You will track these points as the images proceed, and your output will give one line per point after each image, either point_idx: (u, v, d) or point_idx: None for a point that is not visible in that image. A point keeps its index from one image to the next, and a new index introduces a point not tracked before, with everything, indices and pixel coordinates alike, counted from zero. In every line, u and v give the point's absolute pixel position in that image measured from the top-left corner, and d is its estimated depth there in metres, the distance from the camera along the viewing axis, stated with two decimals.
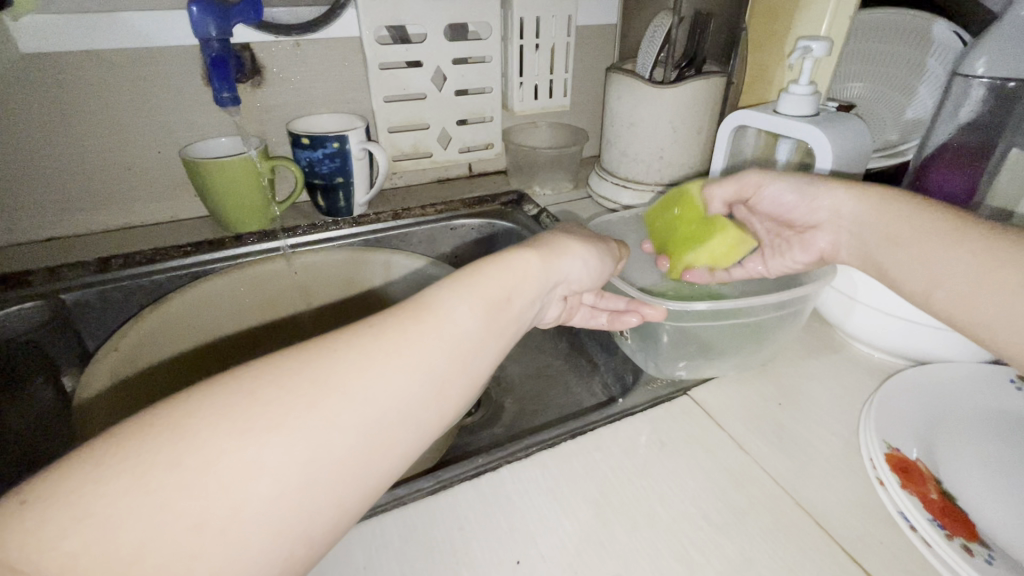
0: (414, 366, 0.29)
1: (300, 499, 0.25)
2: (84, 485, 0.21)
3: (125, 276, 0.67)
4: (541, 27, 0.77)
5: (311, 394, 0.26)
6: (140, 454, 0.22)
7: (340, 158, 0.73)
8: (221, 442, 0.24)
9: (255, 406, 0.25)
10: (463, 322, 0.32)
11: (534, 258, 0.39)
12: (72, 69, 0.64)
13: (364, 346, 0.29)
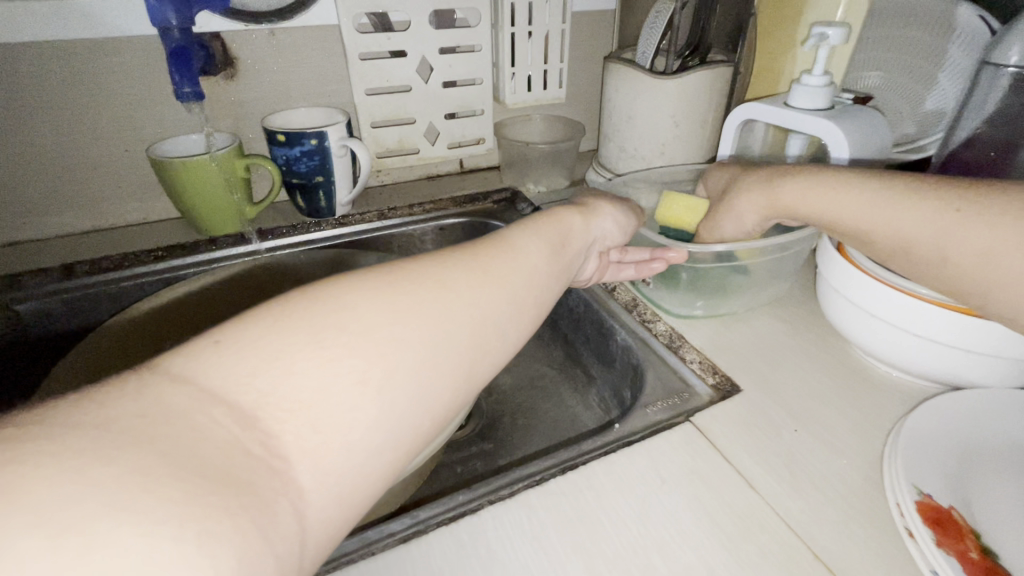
0: (509, 271, 0.32)
1: (431, 376, 0.26)
2: (262, 333, 0.23)
3: (89, 283, 0.62)
4: (535, 13, 0.72)
5: (429, 287, 0.28)
6: (293, 321, 0.24)
7: (319, 155, 0.69)
8: (370, 313, 0.25)
9: (393, 289, 0.27)
10: (539, 245, 0.35)
11: (577, 213, 0.42)
12: (25, 61, 0.59)
13: (465, 254, 0.31)
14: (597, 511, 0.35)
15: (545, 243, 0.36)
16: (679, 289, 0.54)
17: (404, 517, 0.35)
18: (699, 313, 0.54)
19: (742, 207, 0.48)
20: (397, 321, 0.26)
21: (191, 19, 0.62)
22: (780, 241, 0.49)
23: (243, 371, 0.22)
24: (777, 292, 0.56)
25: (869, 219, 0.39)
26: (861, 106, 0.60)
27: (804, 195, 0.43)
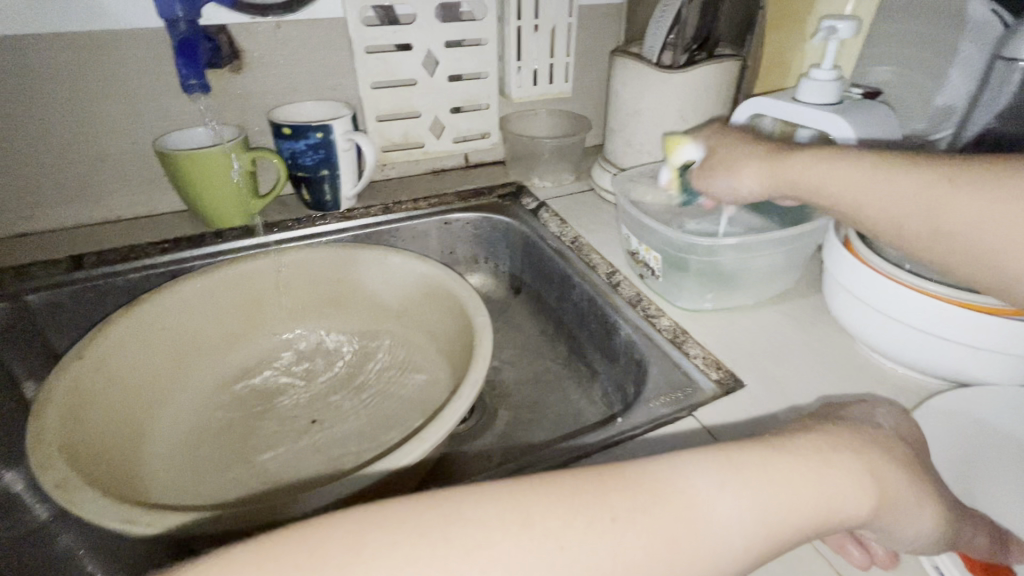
0: (766, 530, 0.25)
1: None
2: (478, 520, 0.23)
3: (97, 274, 0.63)
4: (540, 7, 0.72)
5: (675, 522, 0.24)
6: (535, 527, 0.23)
7: (325, 149, 0.69)
8: (586, 539, 0.23)
9: (620, 506, 0.24)
10: (849, 498, 0.27)
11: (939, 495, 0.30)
12: (32, 53, 0.60)
13: (749, 485, 0.26)
14: None
15: (872, 499, 0.28)
16: (687, 282, 0.54)
17: None
18: (709, 304, 0.54)
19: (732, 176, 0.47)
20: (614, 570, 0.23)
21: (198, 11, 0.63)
22: (786, 233, 0.50)
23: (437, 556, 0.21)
24: (782, 288, 0.56)
25: (845, 195, 0.38)
26: (870, 100, 0.59)
27: (792, 171, 0.42)
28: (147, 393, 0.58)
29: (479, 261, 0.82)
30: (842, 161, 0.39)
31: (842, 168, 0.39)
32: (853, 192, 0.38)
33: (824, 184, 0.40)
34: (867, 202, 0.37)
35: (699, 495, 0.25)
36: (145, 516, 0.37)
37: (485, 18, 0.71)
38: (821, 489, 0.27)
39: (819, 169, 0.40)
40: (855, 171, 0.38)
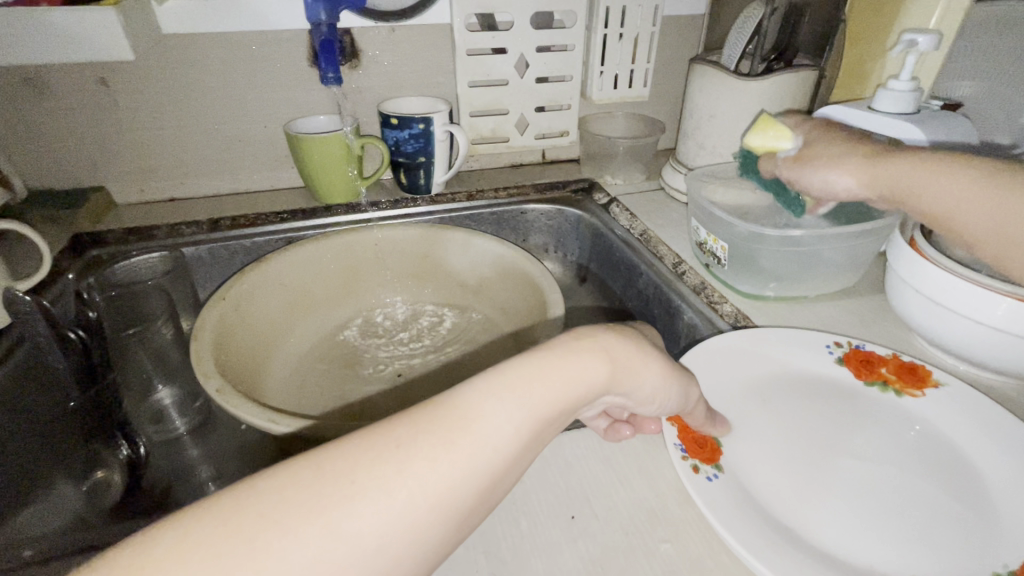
0: (551, 413, 0.29)
1: (488, 473, 0.26)
2: (353, 458, 0.24)
3: (229, 236, 0.74)
4: (626, 17, 0.78)
5: (521, 389, 0.28)
6: (359, 454, 0.25)
7: (424, 138, 0.78)
8: (449, 427, 0.26)
9: (467, 403, 0.27)
10: (602, 372, 0.31)
11: (660, 355, 0.35)
12: (198, 49, 0.72)
13: (505, 386, 0.28)
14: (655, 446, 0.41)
15: (611, 365, 0.32)
16: (752, 273, 0.58)
17: None
18: (770, 293, 0.58)
19: (835, 165, 0.47)
20: (436, 475, 0.25)
21: (337, 14, 0.72)
22: (854, 229, 0.53)
23: (295, 523, 0.22)
24: (842, 286, 0.59)
25: (939, 206, 0.40)
26: (949, 112, 0.61)
27: (893, 175, 0.43)
28: (266, 339, 0.68)
29: (549, 250, 0.88)
30: (943, 173, 0.40)
31: (942, 181, 0.40)
32: (949, 205, 0.40)
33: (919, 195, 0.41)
34: (963, 215, 0.39)
35: (468, 404, 0.27)
36: (287, 420, 0.47)
37: (574, 26, 0.78)
38: (640, 368, 0.33)
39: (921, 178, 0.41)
40: (954, 187, 0.39)
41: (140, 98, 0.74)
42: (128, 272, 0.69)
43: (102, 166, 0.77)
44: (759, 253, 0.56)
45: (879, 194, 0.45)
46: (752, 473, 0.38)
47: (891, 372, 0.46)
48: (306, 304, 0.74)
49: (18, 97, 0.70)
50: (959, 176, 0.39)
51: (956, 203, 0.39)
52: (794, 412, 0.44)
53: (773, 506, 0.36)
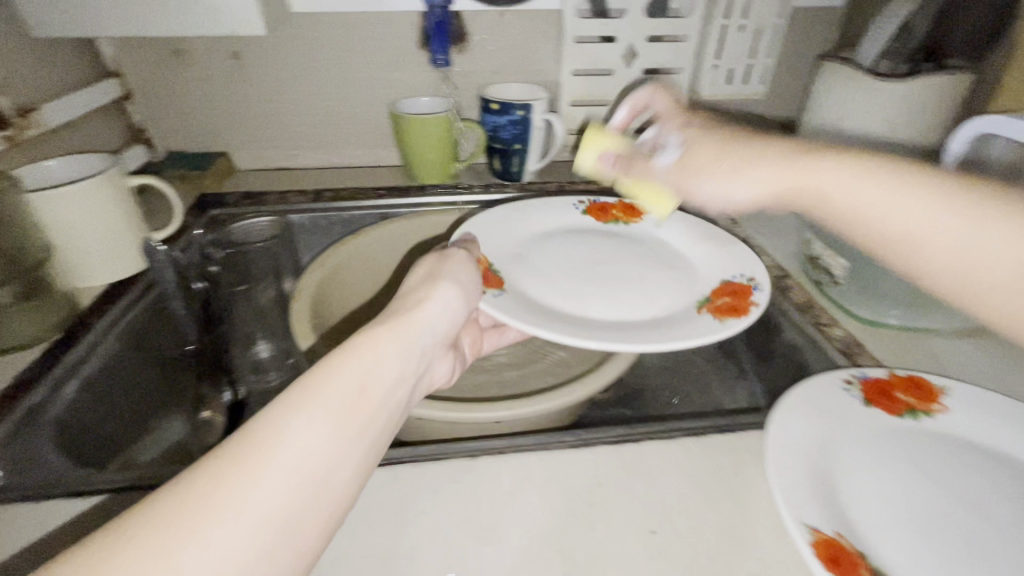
0: (354, 398, 0.29)
1: (305, 499, 0.26)
2: (172, 509, 0.23)
3: (330, 206, 0.78)
4: (750, 7, 0.72)
5: (309, 393, 0.28)
6: (183, 510, 0.23)
7: (522, 125, 0.77)
8: (273, 466, 0.25)
9: (259, 430, 0.27)
10: (388, 351, 0.33)
11: (399, 332, 0.35)
12: (319, 27, 0.76)
13: (313, 396, 0.28)
14: (747, 470, 0.39)
15: (392, 351, 0.33)
16: (874, 294, 0.53)
17: (570, 430, 0.41)
18: (891, 321, 0.52)
19: (736, 174, 0.41)
20: (268, 488, 0.25)
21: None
22: None
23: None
24: (981, 321, 0.52)
25: (846, 209, 0.34)
26: None
27: (787, 167, 0.38)
28: (353, 310, 0.72)
29: None
30: (863, 171, 0.34)
31: (849, 176, 0.34)
32: (872, 195, 0.33)
33: (783, 185, 0.38)
34: (885, 219, 0.32)
35: (268, 432, 0.27)
36: None
37: (690, 15, 0.73)
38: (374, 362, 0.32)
39: (815, 163, 0.36)
40: (899, 194, 0.32)
41: (265, 72, 0.79)
42: (244, 232, 0.73)
43: (228, 133, 0.84)
44: (882, 276, 0.51)
45: (791, 201, 0.38)
46: (841, 478, 0.36)
47: (619, 215, 0.67)
48: (388, 282, 0.77)
49: (164, 66, 0.77)
50: (902, 182, 0.32)
51: (881, 193, 0.33)
52: (905, 436, 0.40)
53: (843, 507, 0.34)
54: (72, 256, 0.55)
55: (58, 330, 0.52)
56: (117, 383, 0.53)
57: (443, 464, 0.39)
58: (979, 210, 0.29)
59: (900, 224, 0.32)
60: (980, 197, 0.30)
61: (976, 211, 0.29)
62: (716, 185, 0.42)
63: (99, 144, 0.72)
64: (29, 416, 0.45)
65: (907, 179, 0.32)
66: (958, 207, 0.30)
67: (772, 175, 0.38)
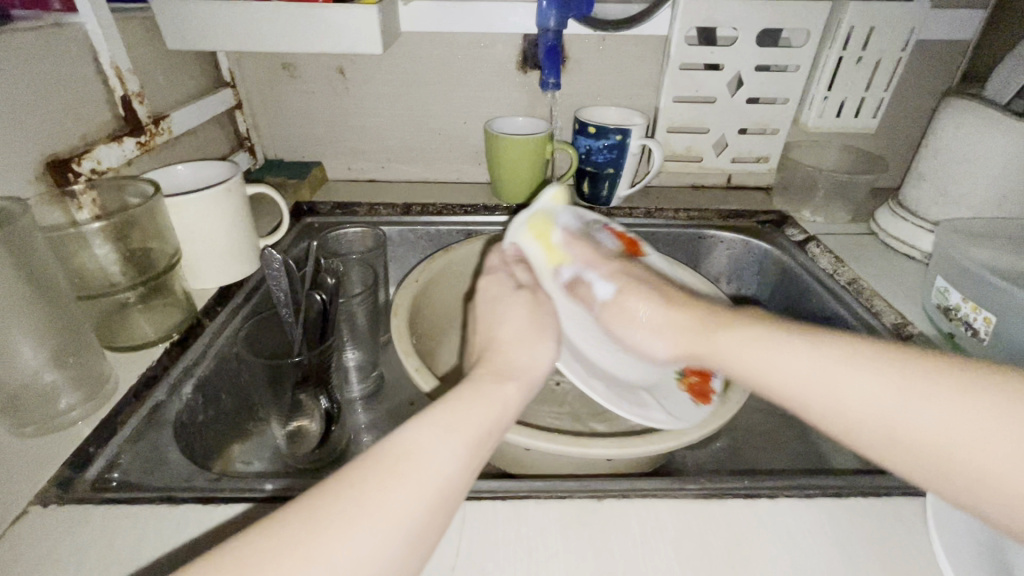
0: (481, 430, 0.32)
1: (439, 515, 0.28)
2: (318, 530, 0.25)
3: (418, 221, 0.79)
4: (871, 38, 0.69)
5: (445, 421, 0.31)
6: (326, 521, 0.26)
7: (618, 150, 0.75)
8: (405, 492, 0.27)
9: (393, 451, 0.29)
10: (514, 396, 0.35)
11: (523, 376, 0.37)
12: (423, 46, 0.78)
13: (452, 421, 0.31)
14: (898, 541, 0.36)
15: (513, 385, 0.36)
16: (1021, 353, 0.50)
17: (694, 478, 0.40)
18: None
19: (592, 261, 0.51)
20: (415, 498, 0.27)
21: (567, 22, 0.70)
22: None
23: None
24: None
25: (850, 401, 0.32)
26: None
27: (705, 321, 0.42)
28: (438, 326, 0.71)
29: (720, 281, 0.81)
30: (841, 356, 0.34)
31: (797, 346, 0.36)
32: (797, 378, 0.35)
33: (748, 370, 0.37)
34: (841, 402, 0.33)
35: (406, 448, 0.29)
36: None
37: (805, 45, 0.71)
38: (493, 398, 0.34)
39: (722, 335, 0.40)
40: (857, 372, 0.33)
41: (367, 87, 0.81)
42: (338, 241, 0.73)
43: (323, 144, 0.87)
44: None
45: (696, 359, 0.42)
46: None
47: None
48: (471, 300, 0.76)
49: (273, 78, 0.81)
50: (853, 359, 0.33)
51: (831, 358, 0.34)
52: None
53: None
54: (194, 260, 0.57)
55: (174, 332, 0.53)
56: (224, 386, 0.53)
57: (569, 503, 0.38)
58: (975, 403, 0.29)
59: (914, 422, 0.30)
60: (979, 373, 0.30)
61: (988, 398, 0.29)
62: (646, 331, 0.45)
63: (211, 151, 0.76)
64: (151, 414, 0.45)
65: (899, 376, 0.32)
66: (965, 392, 0.30)
67: (681, 329, 0.43)
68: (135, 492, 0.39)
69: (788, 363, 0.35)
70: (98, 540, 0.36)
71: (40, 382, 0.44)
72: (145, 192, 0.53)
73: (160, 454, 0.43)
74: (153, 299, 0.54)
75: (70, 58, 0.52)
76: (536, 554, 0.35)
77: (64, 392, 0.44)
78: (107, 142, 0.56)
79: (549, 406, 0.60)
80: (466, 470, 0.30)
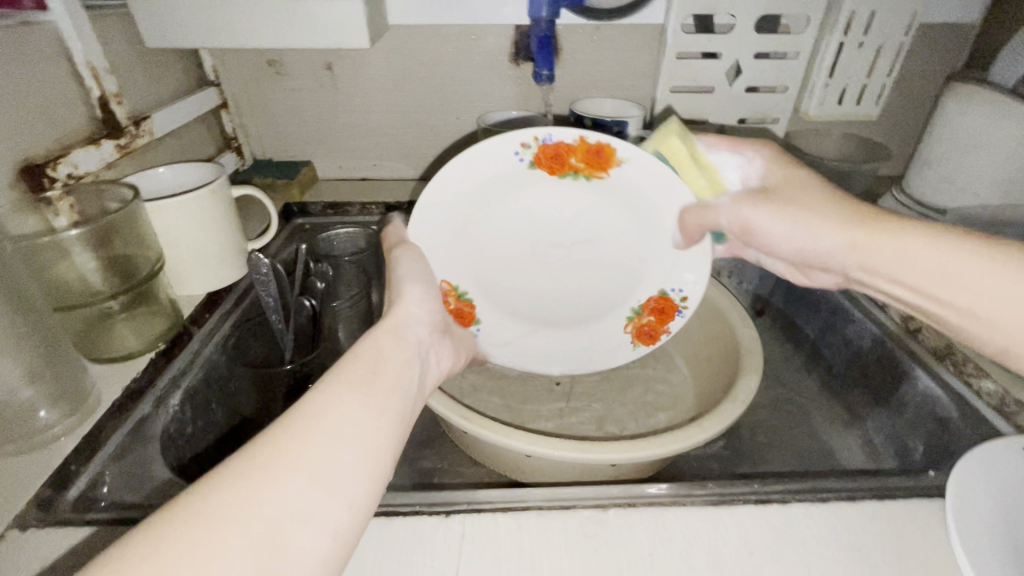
0: (366, 373, 0.30)
1: (364, 457, 0.26)
2: (215, 502, 0.22)
3: (412, 220, 0.77)
4: (873, 23, 0.67)
5: (343, 377, 0.29)
6: (225, 492, 0.23)
7: (615, 143, 0.73)
8: (313, 450, 0.25)
9: (287, 419, 0.26)
10: (392, 342, 0.34)
11: (399, 327, 0.36)
12: (413, 40, 0.75)
13: (336, 380, 0.29)
14: (916, 546, 0.35)
15: (391, 335, 0.35)
16: None
17: (702, 484, 0.39)
18: None
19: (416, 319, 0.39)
20: (308, 452, 0.25)
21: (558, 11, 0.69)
22: None
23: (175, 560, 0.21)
24: None
25: (957, 275, 0.36)
26: None
27: (862, 231, 0.41)
28: None
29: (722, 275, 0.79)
30: (931, 235, 0.38)
31: (933, 251, 0.38)
32: (793, 232, 0.44)
33: (912, 272, 0.38)
34: (963, 288, 0.36)
35: (307, 408, 0.27)
36: (477, 419, 0.44)
37: (805, 31, 0.69)
38: (373, 350, 0.33)
39: (871, 235, 0.40)
40: (920, 243, 0.38)
41: (356, 82, 0.79)
42: (329, 242, 0.70)
43: (312, 142, 0.85)
44: None
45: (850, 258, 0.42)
46: None
47: (580, 163, 0.51)
48: None
49: (260, 76, 0.78)
50: (975, 251, 0.36)
51: (951, 253, 0.37)
52: None
53: None
54: (180, 266, 0.55)
55: (160, 342, 0.51)
56: (216, 395, 0.52)
57: (573, 514, 0.37)
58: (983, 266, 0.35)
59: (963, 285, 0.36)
60: (991, 253, 0.35)
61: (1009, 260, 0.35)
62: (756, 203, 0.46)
63: (196, 152, 0.73)
64: (137, 428, 0.44)
65: (957, 241, 0.37)
66: (988, 257, 0.36)
67: (842, 231, 0.42)
68: (120, 510, 0.38)
69: (885, 243, 0.40)
70: (78, 567, 0.34)
71: (18, 399, 0.42)
72: (124, 196, 0.51)
73: (145, 469, 0.42)
74: (137, 308, 0.52)
75: (42, 59, 0.49)
76: (537, 568, 0.33)
77: (42, 409, 0.42)
78: (84, 145, 0.53)
79: (550, 409, 0.58)
80: (379, 416, 0.28)
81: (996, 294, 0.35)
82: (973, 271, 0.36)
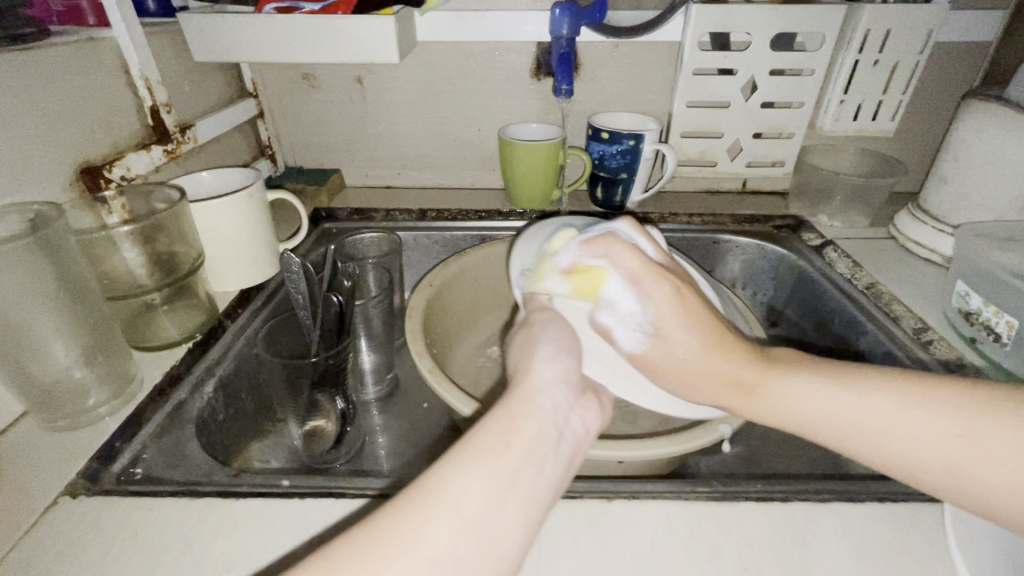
0: (497, 448, 0.30)
1: (484, 529, 0.27)
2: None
3: (433, 226, 0.80)
4: (888, 41, 0.69)
5: (467, 442, 0.30)
6: (342, 571, 0.25)
7: (632, 155, 0.75)
8: (427, 530, 0.26)
9: (405, 498, 0.28)
10: (557, 406, 0.33)
11: (577, 382, 0.36)
12: (438, 55, 0.79)
13: (467, 453, 0.29)
14: (914, 550, 0.36)
15: (556, 398, 0.34)
16: None
17: (707, 481, 0.40)
18: None
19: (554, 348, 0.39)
20: (433, 536, 0.26)
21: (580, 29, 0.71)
22: None
23: None
24: None
25: (829, 411, 0.35)
26: None
27: (747, 370, 0.37)
28: (453, 331, 0.72)
29: (736, 287, 0.80)
30: (890, 398, 0.34)
31: (830, 393, 0.35)
32: (829, 414, 0.34)
33: (793, 408, 0.36)
34: (900, 436, 0.33)
35: (429, 484, 0.28)
36: None
37: (819, 48, 0.70)
38: (528, 417, 0.32)
39: (774, 383, 0.36)
40: (916, 413, 0.33)
41: (385, 96, 0.83)
42: (354, 246, 0.74)
43: (341, 151, 0.89)
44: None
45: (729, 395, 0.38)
46: None
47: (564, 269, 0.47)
48: (482, 306, 0.76)
49: (294, 89, 0.83)
50: (911, 402, 0.33)
51: (885, 407, 0.34)
52: None
53: None
54: (216, 263, 0.59)
55: (196, 333, 0.55)
56: (244, 386, 0.55)
57: (580, 504, 0.38)
58: (976, 430, 0.31)
59: (916, 437, 0.33)
60: (970, 404, 0.32)
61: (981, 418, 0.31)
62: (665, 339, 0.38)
63: (233, 159, 0.78)
64: (174, 411, 0.47)
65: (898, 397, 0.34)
66: (917, 400, 0.33)
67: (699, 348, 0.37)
68: (160, 485, 0.41)
69: (782, 388, 0.36)
70: (123, 532, 0.37)
71: (71, 379, 0.45)
72: (170, 197, 0.55)
73: (180, 449, 0.45)
74: (177, 300, 0.55)
75: (103, 71, 0.54)
76: (542, 551, 0.35)
77: (92, 389, 0.46)
78: (135, 150, 0.58)
79: None
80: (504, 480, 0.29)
81: (903, 435, 0.33)
82: (889, 413, 0.33)
